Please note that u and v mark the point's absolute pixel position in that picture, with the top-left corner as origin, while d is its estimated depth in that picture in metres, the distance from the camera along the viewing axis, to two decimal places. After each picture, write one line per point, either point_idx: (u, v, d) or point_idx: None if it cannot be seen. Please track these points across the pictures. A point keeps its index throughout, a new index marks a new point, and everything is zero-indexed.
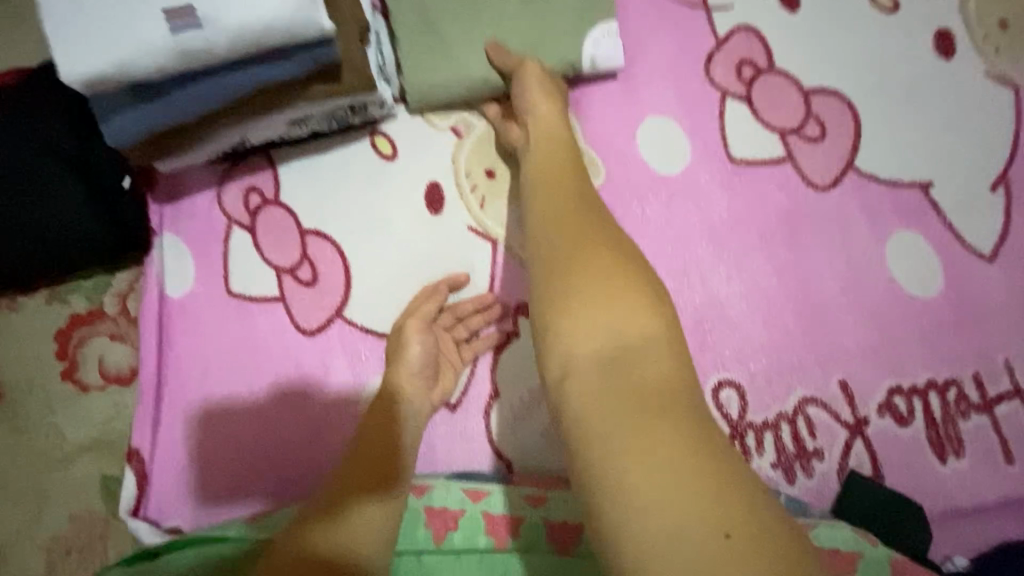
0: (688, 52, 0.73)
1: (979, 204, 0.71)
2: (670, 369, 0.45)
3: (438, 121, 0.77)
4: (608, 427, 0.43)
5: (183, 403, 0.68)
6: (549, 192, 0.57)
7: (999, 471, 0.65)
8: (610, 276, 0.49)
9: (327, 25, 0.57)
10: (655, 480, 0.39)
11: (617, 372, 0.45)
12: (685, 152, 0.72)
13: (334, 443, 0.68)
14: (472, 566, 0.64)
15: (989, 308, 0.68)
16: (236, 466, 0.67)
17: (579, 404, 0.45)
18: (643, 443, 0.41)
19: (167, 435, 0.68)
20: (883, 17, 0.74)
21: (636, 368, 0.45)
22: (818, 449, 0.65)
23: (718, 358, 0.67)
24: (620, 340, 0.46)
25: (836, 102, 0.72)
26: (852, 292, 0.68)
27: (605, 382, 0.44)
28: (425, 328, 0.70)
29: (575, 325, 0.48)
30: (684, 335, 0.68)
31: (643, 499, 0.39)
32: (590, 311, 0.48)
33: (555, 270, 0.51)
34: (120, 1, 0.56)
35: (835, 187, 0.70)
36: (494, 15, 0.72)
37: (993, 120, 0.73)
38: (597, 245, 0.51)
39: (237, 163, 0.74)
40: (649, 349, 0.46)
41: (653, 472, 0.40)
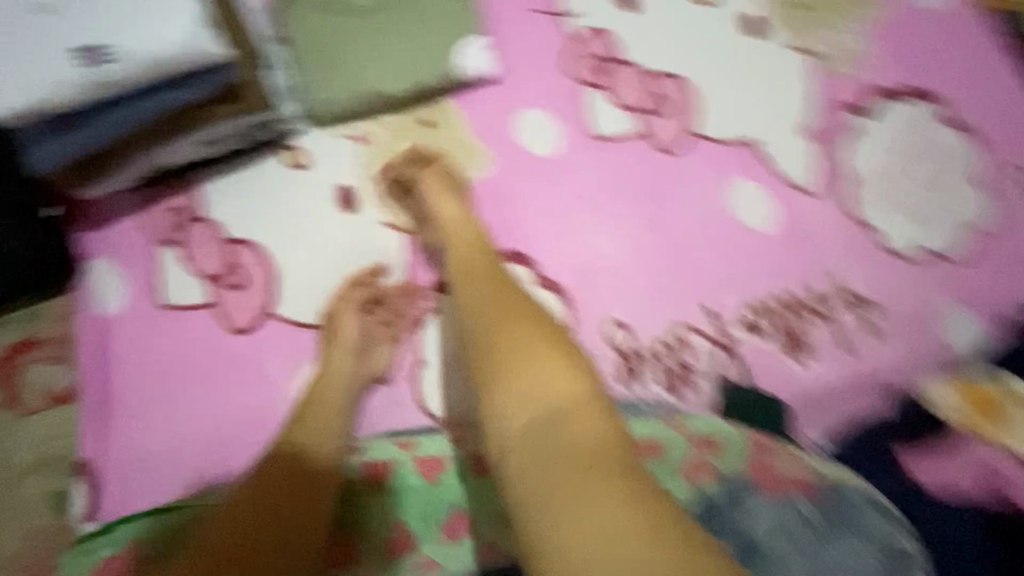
0: (552, 51, 0.85)
1: (806, 152, 0.84)
2: (599, 437, 0.54)
3: (341, 131, 0.82)
4: (548, 508, 0.50)
5: (129, 410, 0.75)
6: (484, 294, 0.67)
7: (839, 362, 0.78)
8: (538, 348, 0.60)
9: (225, 50, 0.61)
10: (591, 527, 0.48)
11: (553, 458, 0.53)
12: (561, 136, 0.84)
13: (274, 426, 0.76)
14: (407, 500, 0.71)
15: (817, 234, 0.81)
16: (180, 461, 0.74)
17: (518, 488, 0.53)
18: (587, 528, 0.48)
19: (116, 442, 0.74)
20: (707, 8, 0.87)
21: (573, 462, 0.52)
22: (695, 366, 0.78)
23: (606, 302, 0.80)
24: (548, 402, 0.56)
25: (678, 82, 0.86)
26: (707, 234, 0.81)
27: (545, 443, 0.54)
28: (356, 314, 0.77)
29: (513, 415, 0.57)
30: (575, 286, 0.80)
31: (579, 541, 0.47)
32: (525, 388, 0.58)
33: (492, 369, 0.60)
34: (33, 41, 0.59)
35: (684, 151, 0.84)
36: (378, 33, 0.80)
37: (808, 81, 0.86)
38: (523, 319, 0.63)
39: (158, 189, 0.80)
40: (576, 413, 0.55)
41: (592, 519, 0.48)
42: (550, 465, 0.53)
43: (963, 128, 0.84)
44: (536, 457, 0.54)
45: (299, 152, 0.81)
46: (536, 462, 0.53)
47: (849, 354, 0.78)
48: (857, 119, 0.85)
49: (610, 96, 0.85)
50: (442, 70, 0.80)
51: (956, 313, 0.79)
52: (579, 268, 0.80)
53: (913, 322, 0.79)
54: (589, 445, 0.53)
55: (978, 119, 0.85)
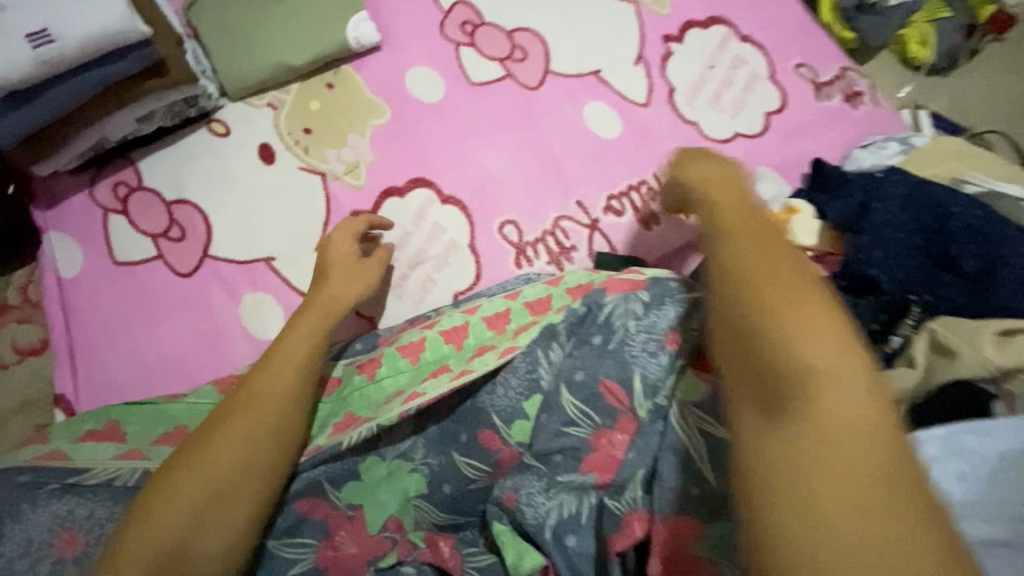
0: (424, 22, 1.05)
1: (635, 74, 1.07)
2: (858, 413, 0.42)
3: (257, 102, 1.00)
4: (775, 472, 0.41)
5: (93, 351, 0.86)
6: (754, 255, 0.51)
7: (683, 224, 0.97)
8: (824, 315, 0.46)
9: (145, 29, 0.79)
10: (791, 353, 0.45)
11: (782, 319, 0.46)
12: (440, 84, 1.03)
13: (224, 347, 0.88)
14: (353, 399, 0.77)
15: (655, 134, 1.02)
16: (142, 387, 0.85)
17: (760, 454, 0.42)
18: (801, 341, 0.45)
19: (84, 380, 0.85)
20: None
21: (772, 296, 0.48)
22: (573, 245, 0.96)
23: (497, 208, 0.98)
24: (812, 366, 0.44)
25: (529, 35, 1.07)
26: (569, 145, 1.01)
27: (778, 300, 0.47)
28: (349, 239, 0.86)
29: (802, 344, 0.45)
30: (471, 198, 0.98)
31: (820, 550, 0.37)
32: (734, 241, 0.54)
33: (773, 307, 0.47)
34: None
35: (541, 85, 1.05)
36: (276, 20, 0.98)
37: (629, 23, 1.09)
38: (775, 249, 0.52)
39: (102, 166, 0.94)
40: (851, 387, 0.43)
41: (807, 360, 0.44)
42: (769, 300, 0.47)
43: (750, 40, 1.09)
44: (761, 326, 0.47)
45: (220, 123, 0.97)
46: (766, 324, 0.47)
47: (684, 216, 0.98)
48: (670, 44, 1.08)
49: (476, 51, 1.05)
50: (334, 43, 0.99)
51: (761, 171, 1.00)
52: (470, 184, 0.98)
53: None
54: (790, 264, 0.50)
55: (762, 34, 1.10)
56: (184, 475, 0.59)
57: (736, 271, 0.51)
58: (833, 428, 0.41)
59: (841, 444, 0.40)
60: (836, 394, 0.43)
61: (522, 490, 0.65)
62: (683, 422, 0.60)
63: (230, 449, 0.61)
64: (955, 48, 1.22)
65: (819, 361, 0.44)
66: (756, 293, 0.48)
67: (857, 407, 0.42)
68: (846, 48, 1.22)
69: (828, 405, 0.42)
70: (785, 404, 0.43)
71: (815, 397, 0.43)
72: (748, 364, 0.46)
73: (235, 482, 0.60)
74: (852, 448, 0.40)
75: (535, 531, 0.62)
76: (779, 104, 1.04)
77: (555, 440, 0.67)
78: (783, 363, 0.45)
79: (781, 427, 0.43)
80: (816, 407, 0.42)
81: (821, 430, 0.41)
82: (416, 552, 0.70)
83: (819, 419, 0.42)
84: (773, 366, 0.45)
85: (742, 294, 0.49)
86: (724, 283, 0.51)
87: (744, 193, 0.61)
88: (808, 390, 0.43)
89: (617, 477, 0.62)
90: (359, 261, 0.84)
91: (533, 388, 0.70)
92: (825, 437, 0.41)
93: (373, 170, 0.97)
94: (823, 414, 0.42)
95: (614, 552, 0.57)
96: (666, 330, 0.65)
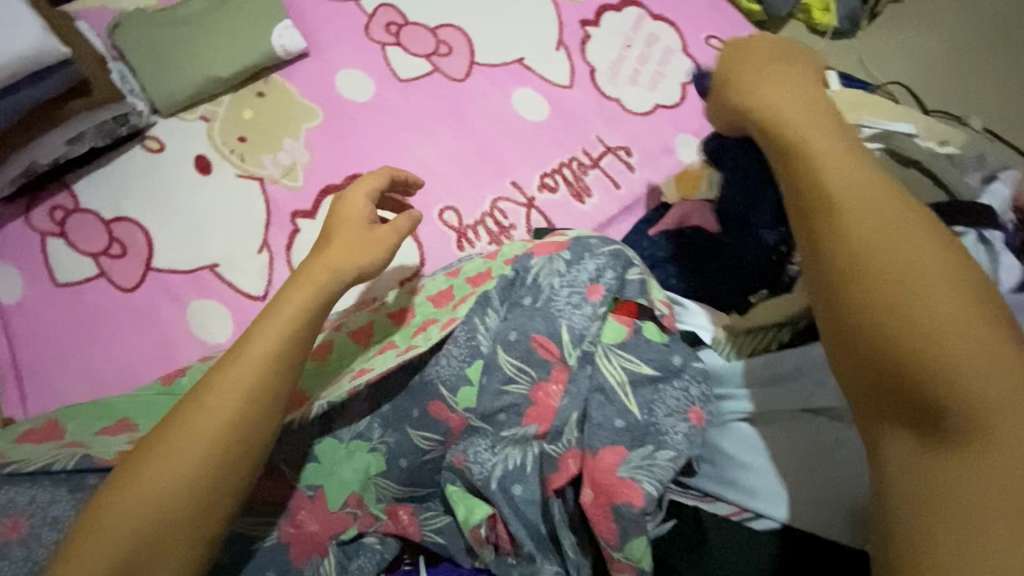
0: (349, 26, 1.08)
1: (558, 59, 1.12)
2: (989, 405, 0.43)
3: (189, 115, 1.01)
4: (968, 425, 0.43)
5: (41, 373, 0.86)
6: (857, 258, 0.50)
7: (614, 194, 1.02)
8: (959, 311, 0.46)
9: (64, 49, 0.81)
10: (907, 312, 0.46)
11: (903, 266, 0.48)
12: (370, 83, 1.06)
13: (174, 355, 0.89)
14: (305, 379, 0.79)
15: (581, 113, 1.07)
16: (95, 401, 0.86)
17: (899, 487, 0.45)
18: (910, 310, 0.46)
19: (34, 403, 0.85)
20: None
21: (882, 251, 0.49)
22: (512, 223, 1.00)
23: (435, 195, 1.01)
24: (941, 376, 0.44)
25: (452, 30, 1.11)
26: (500, 130, 1.05)
27: (876, 261, 0.49)
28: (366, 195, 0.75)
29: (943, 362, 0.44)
30: None
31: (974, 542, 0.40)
32: (821, 223, 0.53)
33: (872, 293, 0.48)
34: None
35: (468, 77, 1.08)
36: (201, 35, 1.00)
37: (548, 11, 1.14)
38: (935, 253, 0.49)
39: (37, 192, 0.94)
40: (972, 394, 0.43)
41: (926, 308, 0.46)
42: (872, 275, 0.48)
43: (663, 18, 1.15)
44: (864, 304, 0.48)
45: (153, 138, 0.98)
46: (865, 303, 0.48)
47: (615, 186, 1.03)
48: (587, 27, 1.13)
49: (402, 49, 1.09)
50: (261, 52, 1.01)
51: (683, 137, 1.06)
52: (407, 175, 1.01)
53: (659, 152, 1.05)
54: (896, 205, 0.52)
55: (673, 12, 1.16)
56: (113, 509, 0.54)
57: (826, 251, 0.52)
58: (972, 376, 0.44)
59: (973, 381, 0.44)
60: (953, 336, 0.45)
61: (470, 450, 0.70)
62: (606, 364, 0.66)
63: (166, 481, 0.55)
64: (855, 11, 1.30)
65: (956, 320, 0.45)
66: (843, 271, 0.50)
67: (967, 360, 0.44)
68: (755, 21, 1.30)
69: (938, 355, 0.45)
70: (905, 370, 0.45)
71: (904, 363, 0.45)
72: (861, 334, 0.48)
73: (169, 517, 0.54)
74: (988, 388, 0.43)
75: (482, 485, 0.67)
76: (693, 74, 1.11)
77: (498, 399, 0.69)
78: (884, 330, 0.47)
79: (902, 398, 0.46)
80: (923, 376, 0.45)
81: (948, 392, 0.44)
82: (378, 523, 0.74)
83: (945, 362, 0.44)
84: (890, 322, 0.47)
85: (829, 283, 0.51)
86: (817, 268, 0.52)
87: (819, 131, 0.58)
88: (931, 351, 0.45)
89: (553, 424, 0.66)
90: (366, 228, 0.72)
91: (474, 354, 0.73)
92: (955, 384, 0.44)
93: (311, 171, 1.00)
94: (956, 364, 0.44)
95: (551, 489, 0.63)
96: (587, 282, 0.69)
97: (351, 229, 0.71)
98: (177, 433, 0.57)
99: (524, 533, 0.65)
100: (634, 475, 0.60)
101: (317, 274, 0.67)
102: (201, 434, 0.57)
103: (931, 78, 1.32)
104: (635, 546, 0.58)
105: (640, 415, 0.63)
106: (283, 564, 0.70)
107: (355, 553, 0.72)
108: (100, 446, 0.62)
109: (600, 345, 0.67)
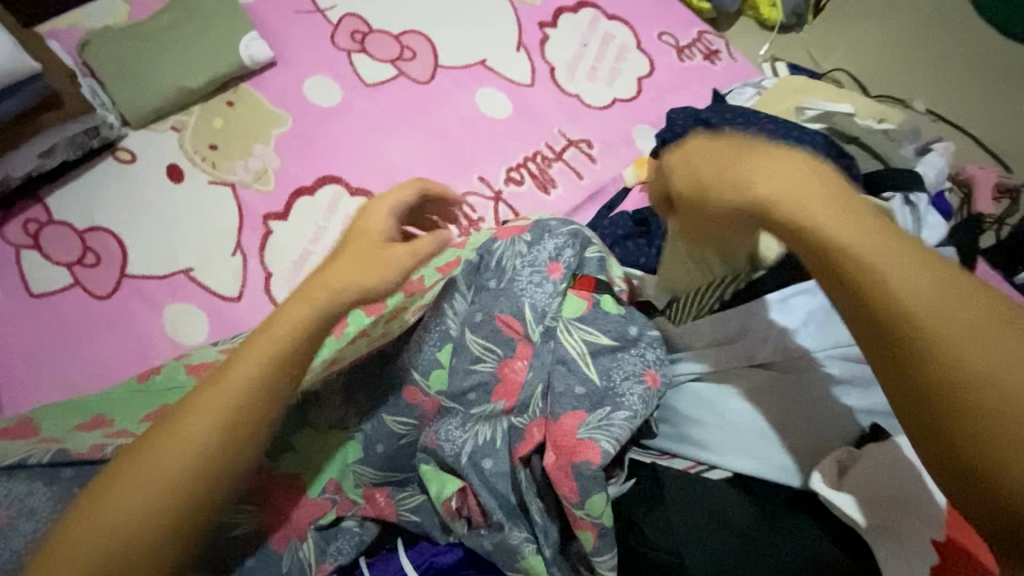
0: (314, 36, 1.12)
1: (519, 59, 1.16)
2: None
3: (159, 126, 1.03)
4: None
5: (17, 382, 0.87)
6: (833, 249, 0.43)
7: (578, 184, 1.06)
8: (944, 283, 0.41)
9: (32, 64, 0.84)
10: (924, 325, 0.39)
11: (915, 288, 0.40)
12: (337, 89, 1.09)
13: (152, 358, 0.90)
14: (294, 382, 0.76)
15: (543, 109, 1.11)
16: None
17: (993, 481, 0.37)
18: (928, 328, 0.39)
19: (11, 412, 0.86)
20: None
21: (899, 267, 0.41)
22: (480, 216, 1.04)
23: None
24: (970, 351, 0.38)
25: (415, 35, 1.15)
26: (465, 129, 1.09)
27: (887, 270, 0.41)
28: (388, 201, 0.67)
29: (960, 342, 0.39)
30: (380, 188, 1.04)
31: None
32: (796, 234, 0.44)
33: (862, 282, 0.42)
34: None
35: (432, 79, 1.12)
36: (169, 49, 1.03)
37: (507, 14, 1.19)
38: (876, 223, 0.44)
39: (10, 206, 0.96)
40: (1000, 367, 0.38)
41: (955, 331, 0.39)
42: (886, 295, 0.41)
43: (617, 18, 1.20)
44: (884, 320, 0.40)
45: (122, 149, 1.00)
46: (884, 317, 0.40)
47: (578, 176, 1.07)
48: (545, 29, 1.18)
49: (367, 56, 1.13)
50: (228, 63, 1.04)
51: (641, 128, 1.11)
52: (376, 175, 1.04)
53: (619, 143, 1.09)
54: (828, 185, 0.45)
55: (627, 11, 1.21)
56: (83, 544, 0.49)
57: (827, 257, 0.43)
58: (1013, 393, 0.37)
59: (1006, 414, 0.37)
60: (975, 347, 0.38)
61: (442, 429, 0.71)
62: (568, 336, 0.68)
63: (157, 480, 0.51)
64: (799, 6, 1.37)
65: (968, 321, 0.39)
66: (844, 278, 0.42)
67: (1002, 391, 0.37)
68: (707, 19, 1.36)
69: (968, 380, 0.38)
70: (933, 391, 0.39)
71: (924, 384, 0.39)
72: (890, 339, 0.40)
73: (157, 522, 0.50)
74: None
75: (453, 460, 0.69)
76: (648, 69, 1.16)
77: (467, 378, 0.72)
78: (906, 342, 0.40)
79: (934, 428, 0.39)
80: (951, 397, 0.38)
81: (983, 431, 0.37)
82: (356, 508, 0.74)
83: (984, 380, 0.37)
84: (923, 349, 0.39)
85: (832, 287, 0.43)
86: (824, 276, 0.44)
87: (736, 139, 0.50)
88: (952, 375, 0.38)
89: (520, 398, 0.69)
90: (381, 242, 0.63)
91: (444, 338, 0.75)
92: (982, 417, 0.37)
93: (281, 174, 1.03)
94: (980, 402, 0.37)
95: (518, 458, 0.66)
96: (547, 261, 0.71)
97: (362, 243, 0.62)
98: (157, 442, 0.53)
99: (494, 504, 0.67)
100: (593, 436, 0.63)
101: (314, 289, 0.59)
102: (176, 458, 0.52)
103: (875, 65, 1.39)
104: (596, 503, 0.60)
105: (599, 381, 0.66)
106: (261, 550, 0.70)
107: (334, 535, 0.72)
108: (75, 441, 0.63)
109: (561, 320, 0.69)
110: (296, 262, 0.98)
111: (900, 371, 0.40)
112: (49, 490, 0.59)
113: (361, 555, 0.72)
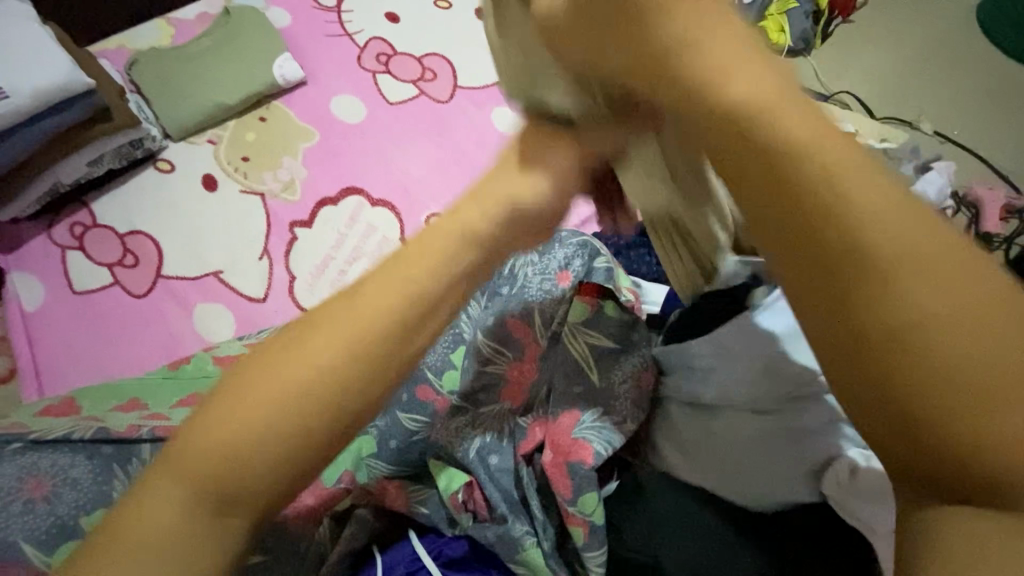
0: (342, 58, 1.20)
1: None
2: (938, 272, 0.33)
3: (197, 139, 1.11)
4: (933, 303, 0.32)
5: (56, 372, 0.93)
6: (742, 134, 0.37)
7: None
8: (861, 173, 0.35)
9: (87, 79, 0.93)
10: (827, 200, 0.34)
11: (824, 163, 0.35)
12: (362, 107, 1.16)
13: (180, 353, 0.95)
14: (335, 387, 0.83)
15: None
16: None
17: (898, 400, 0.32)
18: (831, 207, 0.34)
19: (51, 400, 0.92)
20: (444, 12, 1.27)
21: (827, 146, 0.35)
22: None
23: (422, 204, 1.10)
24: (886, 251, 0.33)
25: (437, 58, 1.22)
26: (481, 145, 1.15)
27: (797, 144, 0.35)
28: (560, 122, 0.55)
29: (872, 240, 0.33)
30: (399, 199, 1.10)
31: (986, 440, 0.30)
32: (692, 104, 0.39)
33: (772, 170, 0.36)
34: None
35: (452, 98, 1.19)
36: (210, 70, 1.12)
37: None
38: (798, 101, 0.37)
39: (59, 210, 1.03)
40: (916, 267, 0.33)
41: (868, 228, 0.33)
42: (806, 174, 0.35)
43: None
44: (786, 195, 0.35)
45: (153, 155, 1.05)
46: (785, 193, 0.35)
47: None
48: None
49: (391, 76, 1.20)
50: (263, 82, 1.12)
51: None
52: (396, 187, 1.10)
53: None
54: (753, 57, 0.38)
55: None
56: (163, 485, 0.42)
57: (726, 118, 0.37)
58: (919, 283, 0.32)
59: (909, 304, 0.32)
60: (881, 230, 0.33)
61: (453, 426, 0.75)
62: (571, 339, 0.72)
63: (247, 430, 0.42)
64: (806, 32, 1.42)
65: (884, 200, 0.34)
66: (744, 148, 0.37)
67: (908, 281, 0.32)
68: None
69: (871, 269, 0.33)
70: (832, 277, 0.34)
71: (820, 274, 0.34)
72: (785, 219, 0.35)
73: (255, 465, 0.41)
74: (948, 312, 0.31)
75: (462, 456, 0.72)
76: None
77: (477, 379, 0.76)
78: (803, 222, 0.34)
79: (832, 323, 0.34)
80: (850, 287, 0.33)
81: (886, 321, 0.32)
82: (370, 498, 0.77)
83: (898, 266, 0.32)
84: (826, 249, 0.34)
85: (729, 156, 0.37)
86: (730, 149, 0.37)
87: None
88: (854, 263, 0.33)
89: (526, 397, 0.73)
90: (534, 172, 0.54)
91: (458, 340, 0.78)
92: (882, 312, 0.32)
93: (307, 185, 1.09)
94: (883, 293, 0.32)
95: (521, 453, 0.70)
96: (557, 269, 0.76)
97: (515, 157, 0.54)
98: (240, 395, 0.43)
99: (497, 497, 0.69)
100: (585, 436, 0.65)
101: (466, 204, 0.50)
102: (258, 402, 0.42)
103: (882, 88, 1.43)
104: (587, 501, 0.62)
105: (598, 382, 0.69)
106: (280, 534, 0.70)
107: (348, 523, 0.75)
108: (114, 420, 0.69)
109: (566, 325, 0.74)
110: (317, 267, 1.03)
111: (803, 255, 0.34)
112: (90, 462, 0.63)
113: (374, 545, 0.75)
